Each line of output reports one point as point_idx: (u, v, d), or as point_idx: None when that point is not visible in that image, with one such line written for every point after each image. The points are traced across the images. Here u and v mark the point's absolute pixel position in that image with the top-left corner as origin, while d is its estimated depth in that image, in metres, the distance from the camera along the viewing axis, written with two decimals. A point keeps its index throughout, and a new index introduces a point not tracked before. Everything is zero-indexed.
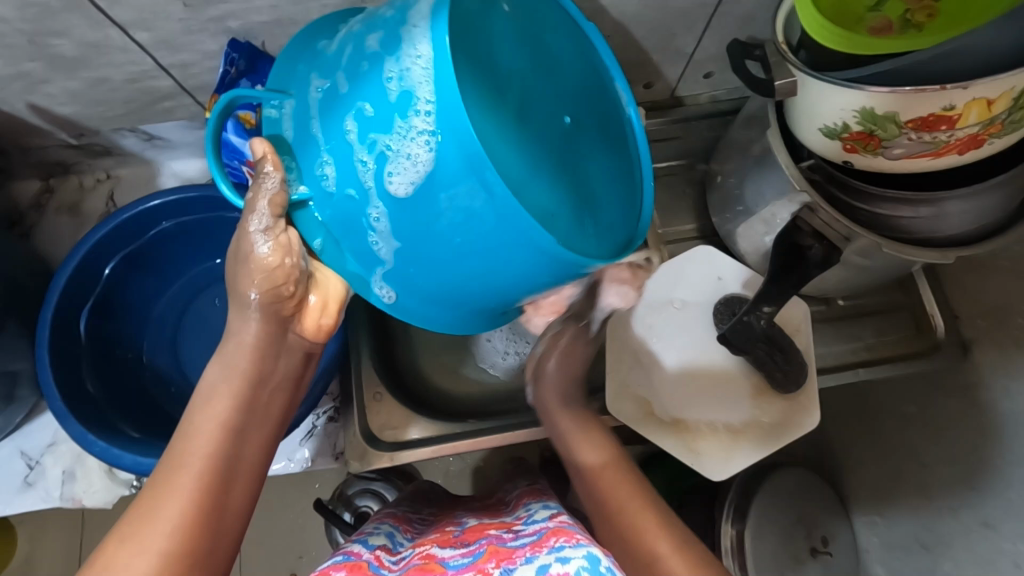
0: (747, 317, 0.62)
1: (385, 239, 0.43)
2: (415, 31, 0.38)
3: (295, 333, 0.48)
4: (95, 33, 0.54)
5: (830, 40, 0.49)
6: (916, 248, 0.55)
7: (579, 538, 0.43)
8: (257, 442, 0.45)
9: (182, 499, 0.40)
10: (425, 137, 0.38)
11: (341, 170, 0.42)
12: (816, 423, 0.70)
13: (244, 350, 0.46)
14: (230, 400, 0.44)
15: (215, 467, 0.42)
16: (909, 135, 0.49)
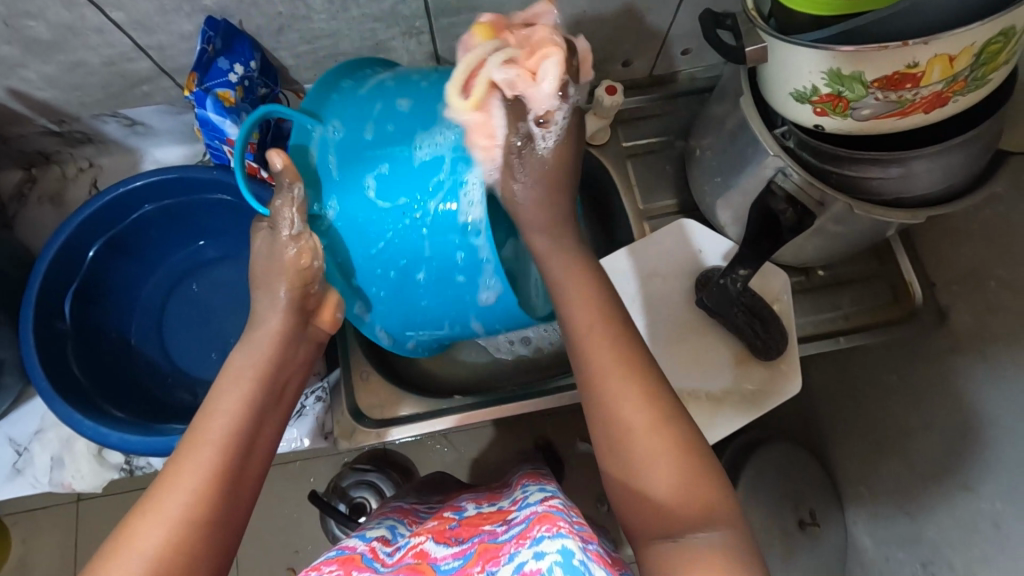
0: (724, 280, 0.68)
1: (376, 264, 0.55)
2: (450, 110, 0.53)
3: (314, 327, 0.53)
4: (69, 13, 0.54)
5: (801, 5, 0.50)
6: (885, 208, 0.56)
7: (561, 526, 0.43)
8: (275, 422, 0.47)
9: (199, 469, 0.41)
10: (441, 197, 0.52)
11: (357, 203, 0.53)
12: (798, 388, 0.71)
13: (267, 338, 0.50)
14: (252, 378, 0.47)
15: (233, 441, 0.43)
16: (875, 94, 0.50)
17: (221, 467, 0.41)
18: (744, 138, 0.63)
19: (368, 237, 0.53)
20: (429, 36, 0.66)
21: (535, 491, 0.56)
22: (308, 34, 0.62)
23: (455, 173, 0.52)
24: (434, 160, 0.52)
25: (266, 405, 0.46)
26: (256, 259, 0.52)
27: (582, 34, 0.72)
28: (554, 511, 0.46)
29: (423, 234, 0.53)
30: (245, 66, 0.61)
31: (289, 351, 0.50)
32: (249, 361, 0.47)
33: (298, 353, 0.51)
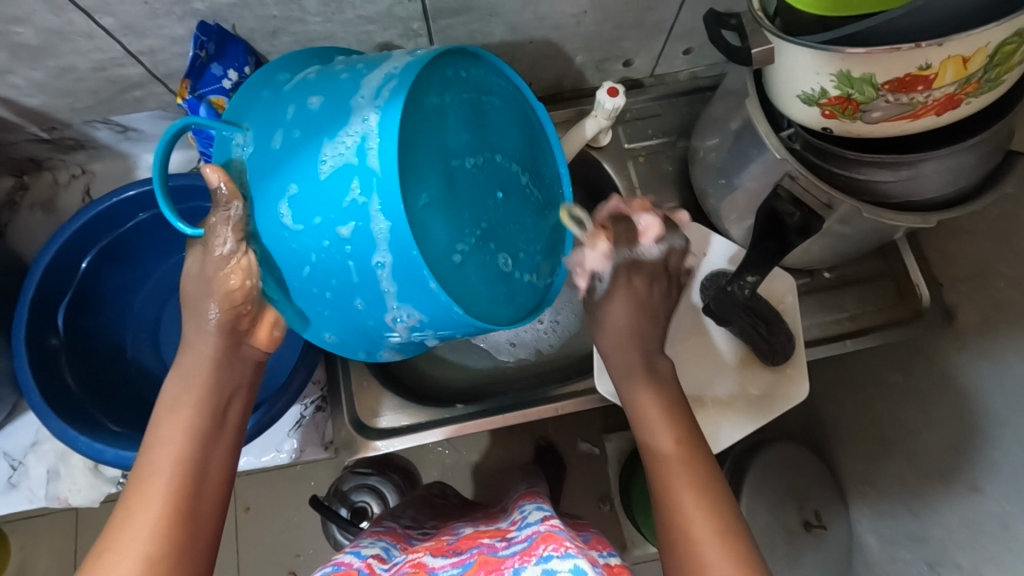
0: (731, 287, 0.64)
1: (308, 286, 0.50)
2: (365, 106, 0.47)
3: (250, 346, 0.51)
4: (57, 19, 0.53)
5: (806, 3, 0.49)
6: (895, 212, 0.55)
7: (568, 546, 0.42)
8: (224, 447, 0.48)
9: (156, 501, 0.43)
10: (352, 215, 0.46)
11: (277, 221, 0.48)
12: (806, 393, 0.70)
13: (202, 362, 0.49)
14: (193, 407, 0.47)
15: (184, 470, 0.45)
16: (886, 97, 0.48)
17: (174, 501, 0.43)
18: (749, 140, 0.62)
19: (293, 260, 0.49)
20: (427, 37, 0.65)
21: (534, 510, 0.56)
22: (303, 36, 0.61)
23: (363, 193, 0.46)
24: (342, 174, 0.46)
25: (211, 430, 0.47)
26: (189, 276, 0.51)
27: (583, 35, 0.71)
28: (557, 530, 0.45)
29: (345, 257, 0.48)
30: (239, 72, 0.59)
31: (229, 375, 0.50)
32: (186, 390, 0.48)
33: (237, 375, 0.50)
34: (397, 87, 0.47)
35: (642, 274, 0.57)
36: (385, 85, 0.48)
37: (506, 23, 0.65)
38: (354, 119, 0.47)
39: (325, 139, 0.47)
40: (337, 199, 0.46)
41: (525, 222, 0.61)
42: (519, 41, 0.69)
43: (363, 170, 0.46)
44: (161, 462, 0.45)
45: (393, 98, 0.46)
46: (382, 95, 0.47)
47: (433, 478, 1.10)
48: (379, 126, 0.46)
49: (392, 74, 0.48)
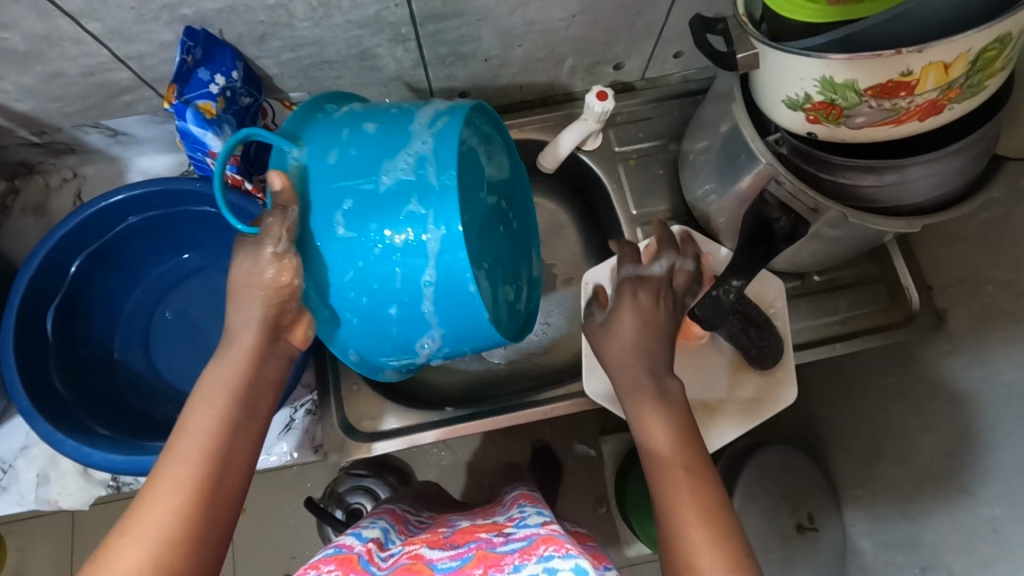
0: (716, 291, 0.61)
1: (346, 293, 0.50)
2: (421, 132, 0.51)
3: (285, 343, 0.49)
4: (44, 24, 0.53)
5: (806, 15, 0.48)
6: (882, 217, 0.55)
7: (569, 548, 0.43)
8: (252, 441, 0.46)
9: (176, 490, 0.41)
10: (407, 226, 0.48)
11: (330, 230, 0.48)
12: (794, 398, 0.69)
13: (241, 351, 0.47)
14: (225, 396, 0.45)
15: (210, 460, 0.43)
16: (869, 102, 0.48)
17: (197, 488, 0.42)
18: (738, 145, 0.62)
19: (339, 268, 0.49)
20: (416, 42, 0.65)
21: (533, 511, 0.57)
22: (291, 41, 0.61)
23: (422, 205, 0.48)
24: (399, 188, 0.49)
25: (240, 422, 0.45)
26: (235, 275, 0.48)
27: (573, 40, 0.71)
28: (558, 534, 0.46)
29: (394, 264, 0.49)
30: (226, 76, 0.60)
31: (262, 368, 0.47)
32: (221, 378, 0.46)
33: (269, 370, 0.48)
34: (453, 120, 0.52)
35: (647, 290, 0.59)
36: (444, 117, 0.52)
37: (495, 28, 0.65)
38: (416, 143, 0.50)
39: (387, 159, 0.49)
40: (396, 211, 0.48)
41: (517, 255, 0.68)
42: (508, 46, 0.69)
43: (424, 186, 0.49)
44: (189, 447, 0.43)
45: (447, 128, 0.51)
46: (437, 124, 0.52)
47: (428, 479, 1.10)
48: (434, 148, 0.50)
49: (443, 109, 0.53)
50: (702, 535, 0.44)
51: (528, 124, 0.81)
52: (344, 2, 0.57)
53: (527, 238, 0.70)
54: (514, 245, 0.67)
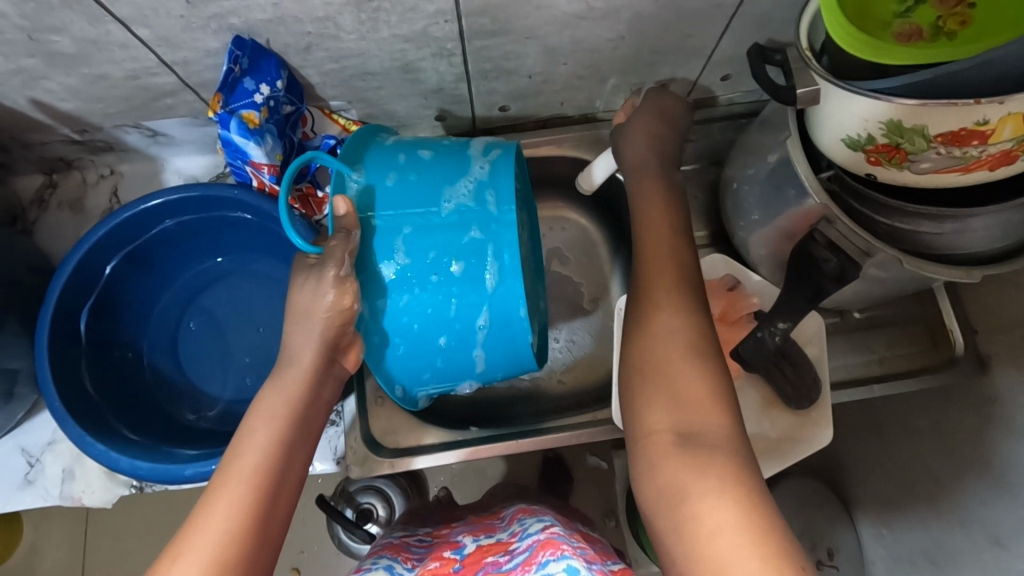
0: (761, 333, 0.62)
1: (399, 318, 0.52)
2: (478, 163, 0.55)
3: (341, 365, 0.51)
4: (94, 29, 0.53)
5: (916, 59, 0.45)
6: (939, 266, 0.53)
7: (564, 549, 0.47)
8: (303, 461, 0.46)
9: (232, 507, 0.41)
10: (464, 252, 0.52)
11: (392, 252, 0.51)
12: (830, 439, 0.67)
13: (300, 374, 0.49)
14: (283, 416, 0.46)
15: (266, 478, 0.43)
16: (938, 149, 0.47)
17: (252, 508, 0.41)
18: (786, 180, 0.60)
19: (395, 292, 0.52)
20: (461, 57, 0.64)
21: (533, 521, 0.57)
22: (336, 52, 0.60)
23: (479, 233, 0.52)
24: (458, 216, 0.52)
25: (294, 443, 0.46)
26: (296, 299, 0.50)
27: (620, 61, 0.69)
28: (555, 536, 0.49)
29: (450, 293, 0.52)
30: (271, 86, 0.60)
31: (319, 391, 0.49)
32: (281, 400, 0.47)
33: (324, 392, 0.50)
34: (505, 152, 0.56)
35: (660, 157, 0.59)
36: (496, 149, 0.56)
37: (542, 46, 0.64)
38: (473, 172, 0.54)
39: (444, 185, 0.53)
40: (456, 238, 0.52)
41: (531, 283, 0.67)
42: (554, 64, 0.67)
43: (483, 216, 0.52)
44: (247, 464, 0.43)
45: (503, 160, 0.55)
46: (490, 155, 0.56)
47: (439, 484, 1.09)
48: (490, 176, 0.54)
49: (494, 143, 0.57)
50: (697, 390, 0.42)
51: (567, 138, 0.79)
52: (394, 17, 0.56)
53: (533, 266, 0.68)
54: (530, 275, 0.67)
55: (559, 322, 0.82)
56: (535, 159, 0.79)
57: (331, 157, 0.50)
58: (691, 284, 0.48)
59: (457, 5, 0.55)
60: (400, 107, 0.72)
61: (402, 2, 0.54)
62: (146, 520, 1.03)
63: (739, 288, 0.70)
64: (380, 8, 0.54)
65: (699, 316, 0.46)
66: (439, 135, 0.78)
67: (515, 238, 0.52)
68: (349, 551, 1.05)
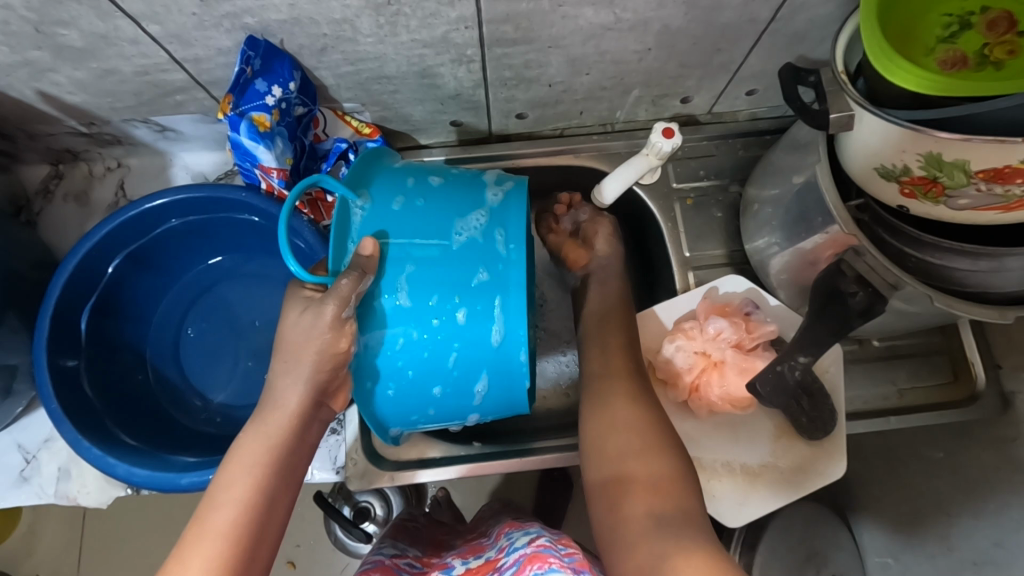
0: (781, 367, 0.61)
1: (395, 357, 0.50)
2: (490, 198, 0.53)
3: (327, 408, 0.51)
4: (104, 24, 0.51)
5: (963, 91, 0.42)
6: (971, 304, 0.50)
7: (552, 563, 0.47)
8: (283, 508, 0.47)
9: (207, 561, 0.42)
10: (469, 296, 0.50)
11: (394, 288, 0.49)
12: (843, 472, 0.65)
13: (286, 420, 0.48)
14: (265, 463, 0.46)
15: (244, 530, 0.44)
16: (978, 185, 0.45)
17: (227, 563, 0.42)
18: (812, 207, 0.57)
19: (393, 332, 0.49)
20: (480, 64, 0.61)
21: (519, 535, 0.56)
22: (353, 55, 0.58)
23: (488, 275, 0.50)
24: (467, 253, 0.50)
25: (275, 491, 0.46)
26: (294, 313, 0.49)
27: (643, 73, 0.67)
28: (542, 549, 0.49)
29: (451, 339, 0.50)
30: (283, 88, 0.58)
31: (303, 434, 0.49)
32: (263, 447, 0.47)
33: (309, 434, 0.50)
34: (517, 185, 0.56)
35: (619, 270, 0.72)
36: (507, 185, 0.55)
37: (565, 55, 0.62)
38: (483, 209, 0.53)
39: (454, 219, 0.51)
40: (462, 278, 0.50)
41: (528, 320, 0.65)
42: (575, 74, 0.65)
43: (492, 255, 0.51)
44: (222, 518, 0.44)
45: (516, 199, 0.54)
46: (502, 189, 0.55)
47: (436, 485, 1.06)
48: (502, 213, 0.53)
49: (507, 177, 0.56)
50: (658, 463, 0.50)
51: (584, 148, 0.77)
52: (413, 21, 0.54)
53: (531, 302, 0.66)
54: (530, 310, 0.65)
55: (568, 334, 0.80)
56: (550, 167, 0.77)
57: (338, 180, 0.48)
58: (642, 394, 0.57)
59: (478, 11, 0.53)
60: (416, 112, 0.70)
61: (422, 7, 0.52)
62: (141, 511, 1.02)
63: (756, 313, 0.67)
64: (400, 12, 0.52)
65: (656, 421, 0.54)
66: (453, 140, 0.76)
67: (523, 281, 0.50)
68: (346, 548, 1.05)
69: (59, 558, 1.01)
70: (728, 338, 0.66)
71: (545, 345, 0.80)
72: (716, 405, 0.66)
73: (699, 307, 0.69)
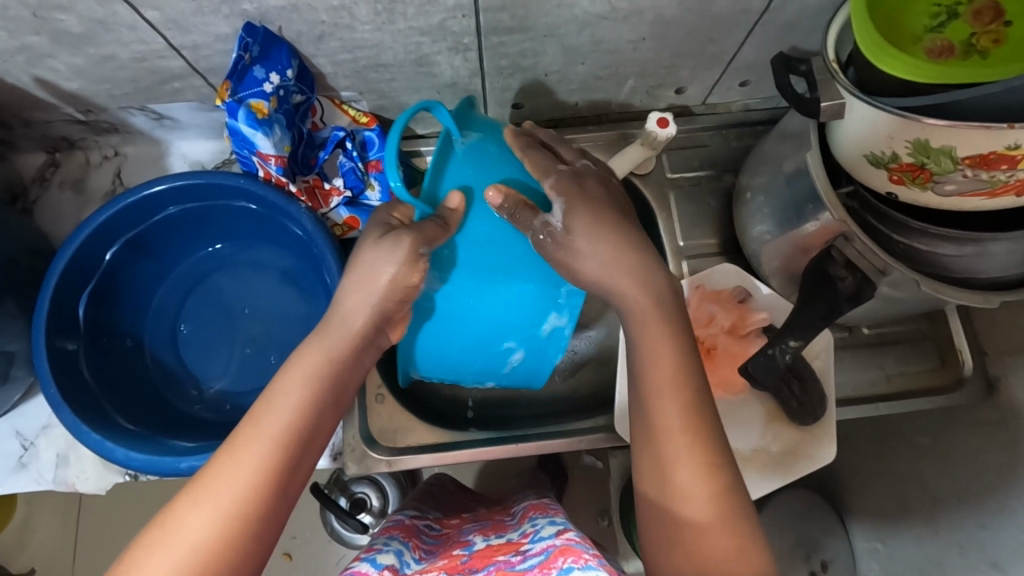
0: (772, 350, 0.61)
1: (451, 309, 0.55)
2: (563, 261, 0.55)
3: (386, 336, 0.52)
4: (102, 9, 0.51)
5: (953, 78, 0.43)
6: (956, 288, 0.51)
7: (587, 559, 0.46)
8: (330, 423, 0.47)
9: (253, 460, 0.42)
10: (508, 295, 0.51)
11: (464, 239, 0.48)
12: (833, 456, 0.66)
13: (346, 338, 0.49)
14: (319, 378, 0.47)
15: (292, 436, 0.44)
16: (964, 171, 0.46)
17: (272, 467, 0.43)
18: (803, 195, 0.58)
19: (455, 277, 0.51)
20: (477, 53, 0.62)
21: (546, 524, 0.56)
22: (351, 43, 0.59)
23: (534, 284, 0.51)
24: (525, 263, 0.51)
25: (326, 405, 0.47)
26: None
27: (639, 63, 0.67)
28: (573, 544, 0.49)
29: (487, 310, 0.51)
30: (281, 75, 0.58)
31: (361, 356, 0.49)
32: (319, 363, 0.47)
33: (365, 358, 0.50)
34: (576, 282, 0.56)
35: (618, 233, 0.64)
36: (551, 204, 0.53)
37: (560, 45, 0.62)
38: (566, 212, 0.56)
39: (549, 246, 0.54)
40: (528, 268, 0.54)
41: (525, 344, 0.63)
42: (572, 64, 0.66)
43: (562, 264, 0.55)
44: (275, 421, 0.44)
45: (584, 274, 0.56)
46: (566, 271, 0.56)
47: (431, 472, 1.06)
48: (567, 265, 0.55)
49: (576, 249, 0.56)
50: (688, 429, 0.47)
51: (576, 141, 0.76)
52: (411, 9, 0.54)
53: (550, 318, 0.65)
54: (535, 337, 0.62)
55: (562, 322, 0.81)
56: None
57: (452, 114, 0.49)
58: (683, 346, 0.49)
59: None
60: (412, 101, 0.70)
61: None
62: (139, 502, 1.02)
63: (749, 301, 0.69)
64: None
65: (686, 368, 0.49)
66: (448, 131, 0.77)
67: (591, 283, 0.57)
68: (341, 539, 1.05)
69: (55, 549, 1.01)
70: (721, 324, 0.68)
71: None
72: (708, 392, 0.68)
73: (692, 295, 0.70)
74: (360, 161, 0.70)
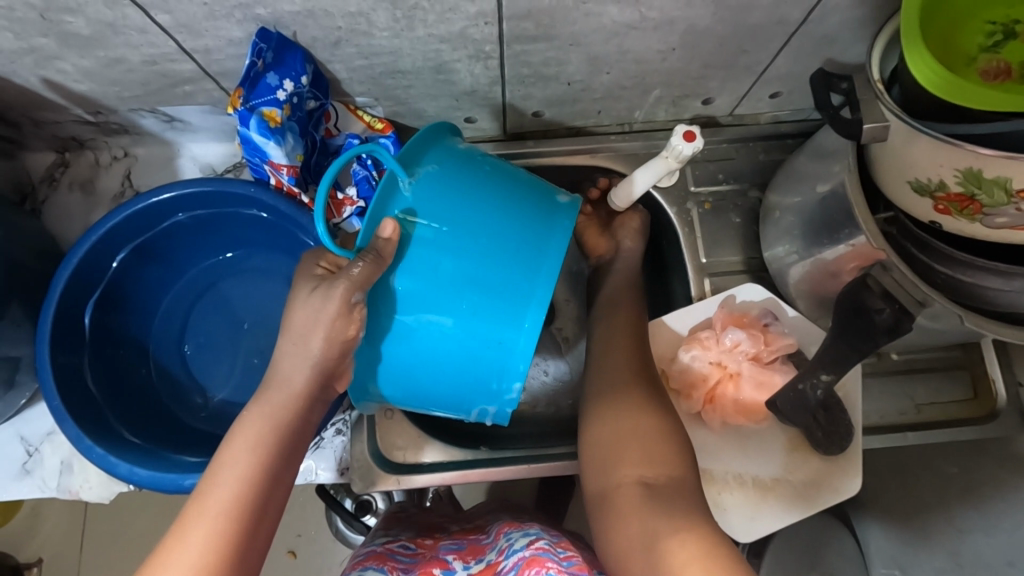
0: (802, 386, 0.61)
1: (400, 345, 0.51)
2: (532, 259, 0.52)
3: (331, 389, 0.50)
4: (111, 11, 0.49)
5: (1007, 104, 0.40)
6: (999, 324, 0.49)
7: (549, 568, 0.49)
8: (284, 488, 0.46)
9: (204, 539, 0.41)
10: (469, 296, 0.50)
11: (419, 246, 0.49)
12: (858, 488, 0.63)
13: (291, 399, 0.48)
14: (268, 443, 0.46)
15: (244, 507, 0.43)
16: (1018, 205, 0.43)
17: (225, 541, 0.41)
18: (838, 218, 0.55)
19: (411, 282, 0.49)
20: (498, 61, 0.60)
21: (519, 536, 0.56)
22: (367, 49, 0.56)
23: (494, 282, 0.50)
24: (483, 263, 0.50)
25: (278, 469, 0.46)
26: (306, 302, 0.48)
27: (666, 73, 0.65)
28: (540, 553, 0.51)
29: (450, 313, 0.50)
30: (295, 82, 0.56)
31: (308, 414, 0.49)
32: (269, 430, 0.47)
33: (313, 414, 0.50)
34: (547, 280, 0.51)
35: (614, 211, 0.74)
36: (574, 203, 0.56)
37: (586, 54, 0.60)
38: (523, 228, 0.52)
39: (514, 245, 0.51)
40: (492, 270, 0.50)
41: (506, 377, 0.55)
42: (597, 73, 0.63)
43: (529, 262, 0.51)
44: (224, 494, 0.43)
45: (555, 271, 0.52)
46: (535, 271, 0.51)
47: None
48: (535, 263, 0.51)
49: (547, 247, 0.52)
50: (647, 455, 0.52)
51: (601, 149, 0.74)
52: (431, 16, 0.52)
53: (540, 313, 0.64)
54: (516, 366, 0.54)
55: (574, 332, 0.80)
56: (564, 166, 0.75)
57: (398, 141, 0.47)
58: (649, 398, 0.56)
59: (498, 7, 0.51)
60: (430, 107, 0.68)
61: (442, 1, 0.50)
62: (144, 498, 1.02)
63: (774, 325, 0.66)
64: (418, 6, 0.50)
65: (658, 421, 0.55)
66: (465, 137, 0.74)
67: (545, 305, 0.51)
68: (346, 539, 1.04)
69: (61, 543, 1.01)
70: (745, 351, 0.65)
71: (550, 345, 0.80)
72: (729, 417, 0.65)
73: (716, 316, 0.67)
74: (374, 170, 0.68)
